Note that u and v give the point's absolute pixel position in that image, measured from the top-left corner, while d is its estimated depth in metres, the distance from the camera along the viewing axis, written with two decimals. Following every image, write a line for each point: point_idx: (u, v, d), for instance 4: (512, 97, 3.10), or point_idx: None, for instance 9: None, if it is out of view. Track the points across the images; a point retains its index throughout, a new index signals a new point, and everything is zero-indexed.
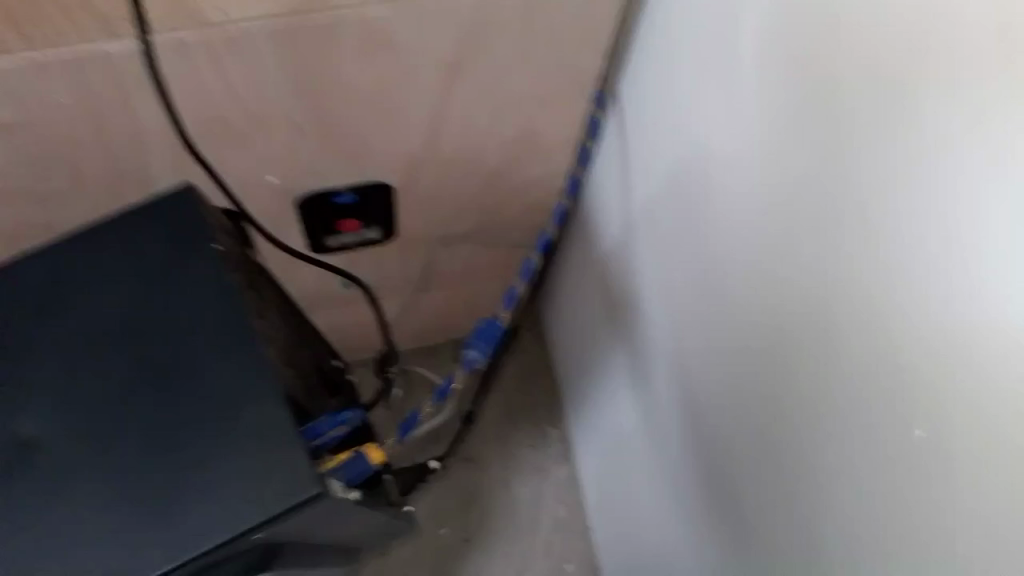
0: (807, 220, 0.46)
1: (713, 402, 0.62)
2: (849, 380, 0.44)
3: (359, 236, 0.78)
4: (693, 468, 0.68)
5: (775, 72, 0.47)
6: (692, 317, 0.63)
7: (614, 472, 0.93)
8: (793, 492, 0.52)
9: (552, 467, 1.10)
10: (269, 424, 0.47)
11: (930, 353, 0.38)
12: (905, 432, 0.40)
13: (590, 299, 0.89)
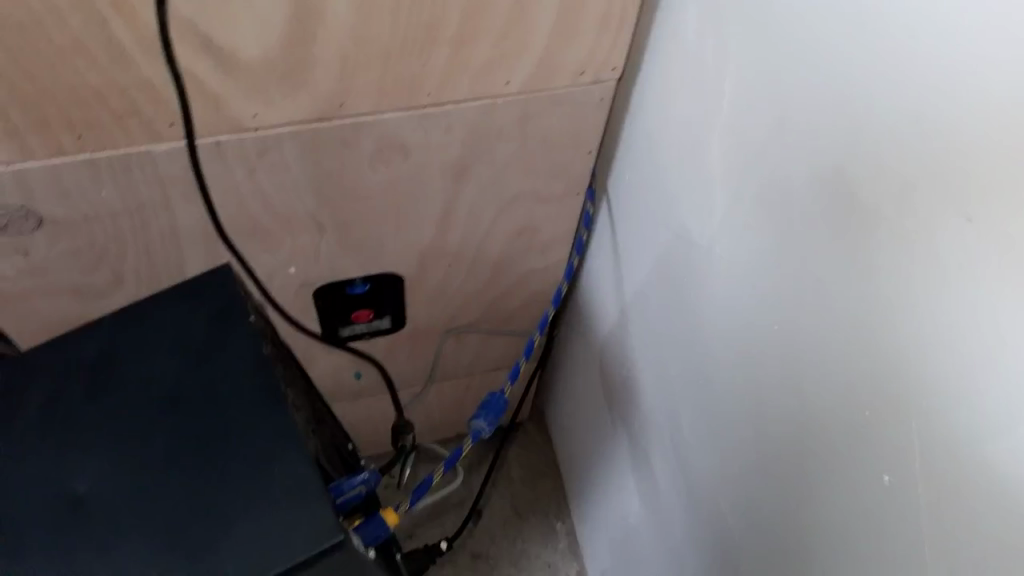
0: (778, 291, 0.52)
1: (709, 470, 0.66)
2: (829, 430, 0.49)
3: (370, 325, 0.83)
4: (700, 541, 0.71)
5: (741, 169, 0.54)
6: (685, 390, 0.68)
7: (619, 559, 0.95)
8: (787, 547, 0.56)
9: (560, 563, 1.12)
10: (297, 483, 0.51)
11: (892, 403, 0.43)
12: (877, 477, 0.45)
13: (588, 385, 0.94)
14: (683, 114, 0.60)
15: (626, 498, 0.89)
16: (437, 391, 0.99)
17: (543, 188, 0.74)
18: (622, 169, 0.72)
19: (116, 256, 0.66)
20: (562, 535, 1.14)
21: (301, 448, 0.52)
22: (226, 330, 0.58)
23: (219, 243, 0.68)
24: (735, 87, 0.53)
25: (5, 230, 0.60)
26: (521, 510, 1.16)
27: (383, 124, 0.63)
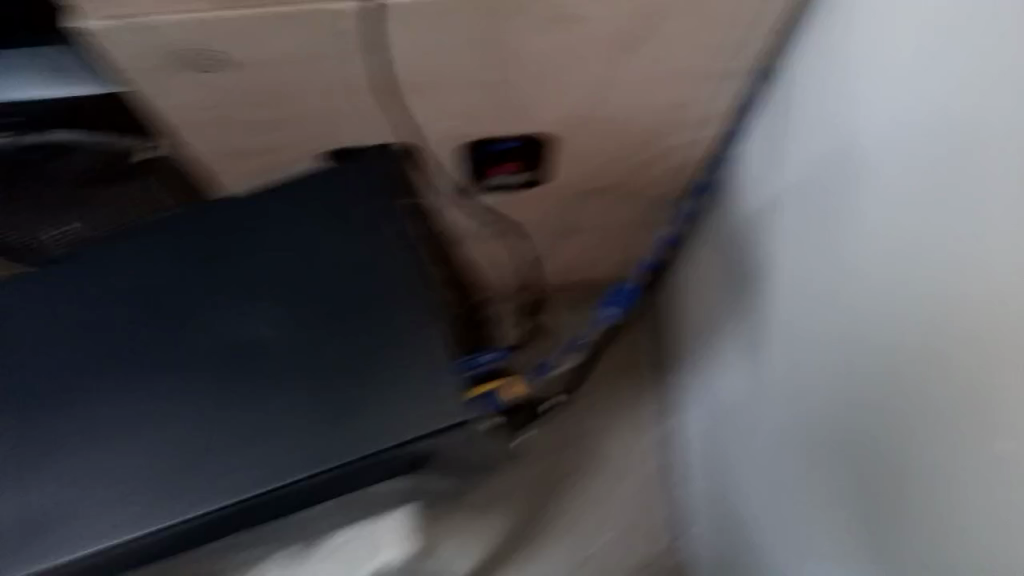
0: (935, 235, 0.49)
1: (822, 383, 0.67)
2: (949, 388, 0.47)
3: (515, 177, 0.85)
4: (796, 442, 0.73)
5: (929, 93, 0.49)
6: (816, 302, 0.67)
7: (715, 433, 0.99)
8: (880, 476, 0.57)
9: (652, 424, 1.20)
10: None
11: (1021, 385, 0.41)
12: (987, 446, 0.44)
13: (717, 266, 0.94)
14: (879, 15, 0.54)
15: (733, 383, 0.92)
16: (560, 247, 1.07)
17: (711, 65, 0.71)
18: (799, 57, 0.67)
19: (289, 96, 0.69)
20: (660, 392, 1.22)
21: None
22: None
23: (383, 94, 0.69)
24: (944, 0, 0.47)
25: (192, 68, 0.63)
26: (625, 367, 1.23)
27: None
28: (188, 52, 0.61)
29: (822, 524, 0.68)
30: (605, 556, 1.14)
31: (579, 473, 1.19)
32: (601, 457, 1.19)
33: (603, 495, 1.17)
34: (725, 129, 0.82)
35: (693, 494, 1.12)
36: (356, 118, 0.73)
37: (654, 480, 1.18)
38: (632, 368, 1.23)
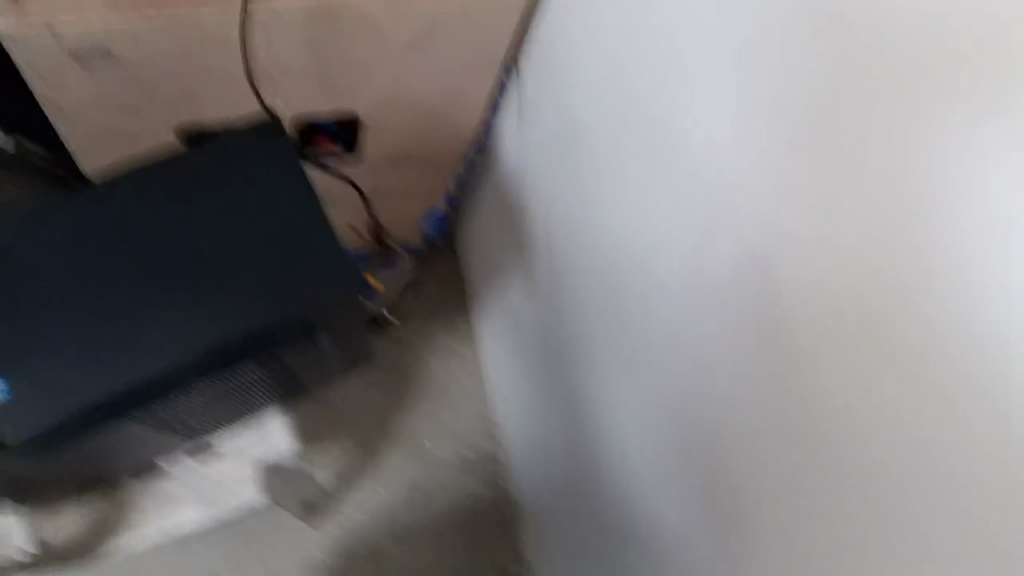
0: (677, 193, 0.67)
1: (574, 282, 0.96)
2: (668, 297, 0.73)
3: (332, 151, 1.10)
4: (562, 326, 1.04)
5: (694, 62, 0.62)
6: (563, 223, 0.95)
7: (509, 339, 1.30)
8: (613, 343, 0.88)
9: (461, 348, 1.50)
10: (323, 274, 0.72)
11: (734, 317, 0.62)
12: (694, 348, 0.69)
13: (494, 210, 1.22)
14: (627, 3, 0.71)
15: (513, 295, 1.23)
16: (383, 206, 1.30)
17: (476, 57, 0.98)
18: (538, 46, 0.93)
19: (160, 90, 0.89)
20: (464, 329, 1.51)
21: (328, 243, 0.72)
22: (274, 178, 0.73)
23: (235, 81, 0.91)
24: None
25: (86, 64, 0.82)
26: (434, 311, 1.50)
27: (364, 12, 0.85)
28: (81, 48, 0.80)
29: (596, 387, 0.96)
30: (434, 458, 1.43)
31: (405, 400, 1.45)
32: (422, 381, 1.47)
33: (427, 411, 1.45)
34: (490, 100, 1.10)
35: (502, 404, 1.41)
36: (209, 103, 0.94)
37: (468, 394, 1.48)
38: (439, 311, 1.50)
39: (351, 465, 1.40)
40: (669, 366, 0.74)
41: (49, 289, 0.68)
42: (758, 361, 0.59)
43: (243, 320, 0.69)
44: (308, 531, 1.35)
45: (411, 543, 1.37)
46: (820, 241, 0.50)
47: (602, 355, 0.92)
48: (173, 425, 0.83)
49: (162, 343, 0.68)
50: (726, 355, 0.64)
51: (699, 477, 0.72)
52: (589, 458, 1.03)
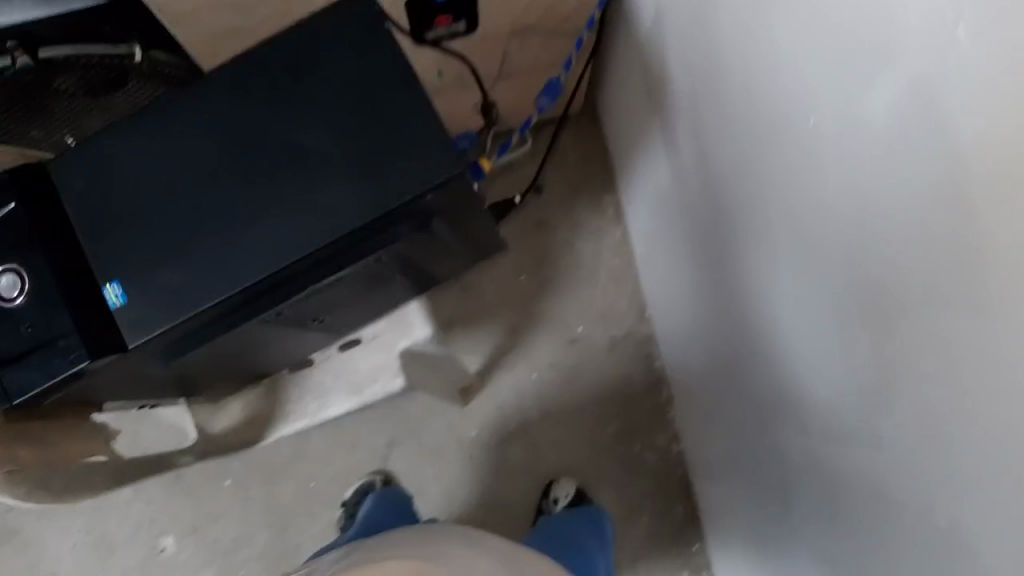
0: (824, 37, 0.59)
1: (718, 147, 0.86)
2: (826, 157, 0.63)
3: (450, 29, 0.99)
4: (708, 199, 0.95)
5: None
6: (702, 82, 0.85)
7: (656, 217, 1.22)
8: (765, 213, 0.78)
9: (608, 228, 1.43)
10: (426, 158, 0.65)
11: (901, 175, 0.54)
12: (856, 212, 0.61)
13: (633, 76, 1.12)
14: None
15: (656, 169, 1.14)
16: (503, 84, 1.19)
17: None
18: None
19: None
20: (609, 207, 1.44)
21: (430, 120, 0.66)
22: (369, 55, 0.66)
23: None
24: None
25: None
26: (575, 190, 1.44)
27: None
28: None
29: (749, 261, 0.87)
30: (583, 341, 1.41)
31: (552, 283, 1.42)
32: (569, 264, 1.43)
33: (575, 294, 1.42)
34: None
35: (651, 283, 1.35)
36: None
37: (617, 275, 1.43)
38: (581, 189, 1.44)
39: (499, 351, 1.41)
40: (826, 234, 0.67)
41: (152, 190, 0.66)
42: (928, 224, 0.52)
43: (349, 212, 0.66)
44: (465, 413, 1.40)
45: (562, 425, 1.40)
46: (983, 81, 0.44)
47: (753, 227, 0.83)
48: (308, 321, 0.84)
49: (262, 238, 0.66)
50: (890, 219, 0.56)
51: (865, 354, 0.66)
52: (743, 336, 0.96)
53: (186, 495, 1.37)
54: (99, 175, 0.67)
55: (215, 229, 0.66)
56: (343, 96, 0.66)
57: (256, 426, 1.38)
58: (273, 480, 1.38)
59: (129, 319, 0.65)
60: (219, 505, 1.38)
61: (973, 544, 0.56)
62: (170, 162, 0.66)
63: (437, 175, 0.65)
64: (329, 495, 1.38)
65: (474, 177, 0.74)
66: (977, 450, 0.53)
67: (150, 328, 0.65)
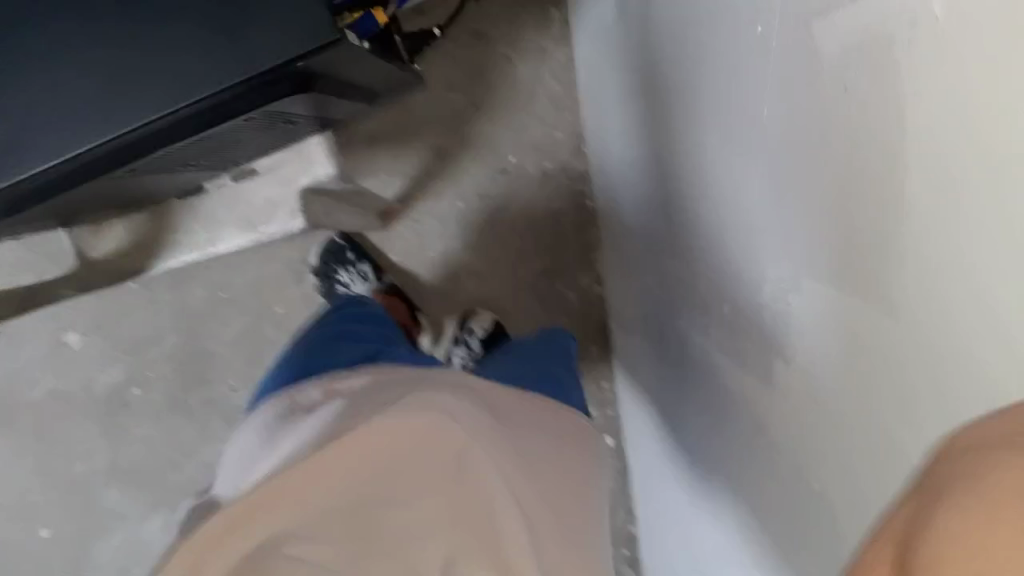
0: None
1: (663, 4, 0.75)
2: (755, 75, 0.55)
3: None
4: (648, 56, 0.85)
5: None
6: None
7: (598, 51, 1.12)
8: (694, 101, 0.70)
9: (552, 48, 1.30)
10: (298, 17, 0.57)
11: (812, 126, 0.47)
12: (769, 146, 0.54)
13: None
14: None
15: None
16: None
17: None
18: None
19: None
20: (557, 23, 1.29)
21: None
22: None
23: None
24: None
25: None
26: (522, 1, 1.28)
27: None
28: None
29: (673, 137, 0.80)
30: (514, 171, 1.33)
31: (488, 107, 1.32)
32: (507, 85, 1.31)
33: (510, 119, 1.32)
34: None
35: (589, 116, 1.26)
36: None
37: (556, 102, 1.32)
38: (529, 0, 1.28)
39: (424, 174, 1.33)
40: (750, 108, 0.57)
41: None
42: (847, 114, 0.42)
43: (197, 75, 0.57)
44: (386, 236, 1.35)
45: (484, 255, 1.36)
46: (908, 76, 0.36)
47: (683, 107, 0.75)
48: (183, 167, 0.76)
49: (88, 102, 0.57)
50: (800, 170, 0.50)
51: (772, 247, 0.58)
52: (665, 208, 0.91)
53: (89, 296, 1.33)
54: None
55: (32, 86, 0.56)
56: None
57: (152, 236, 1.29)
58: (182, 288, 1.34)
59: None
60: (126, 304, 1.33)
61: (816, 501, 0.57)
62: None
63: (311, 40, 0.57)
64: (240, 305, 1.35)
65: (363, 31, 0.67)
66: (843, 425, 0.50)
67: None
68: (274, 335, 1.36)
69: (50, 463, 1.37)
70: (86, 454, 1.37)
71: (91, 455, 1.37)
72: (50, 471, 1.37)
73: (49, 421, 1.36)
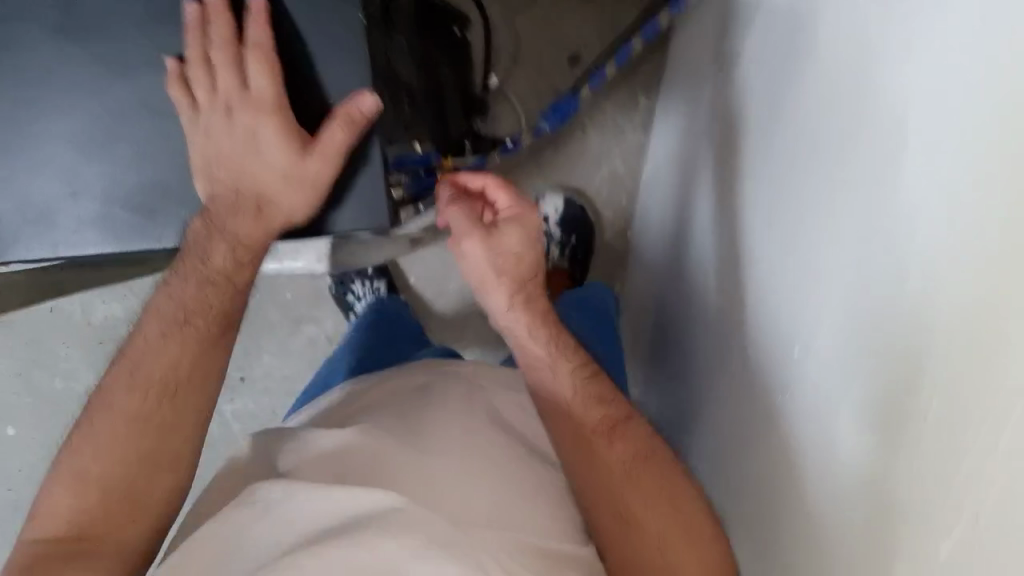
0: (762, 164, 0.67)
1: (702, 197, 0.87)
2: (739, 312, 0.68)
3: None
4: (690, 224, 0.92)
5: (811, 70, 0.58)
6: (719, 129, 0.83)
7: (661, 167, 1.15)
8: (703, 289, 0.82)
9: (629, 133, 1.27)
10: (360, 196, 0.57)
11: (763, 390, 0.61)
12: (734, 373, 0.68)
13: (708, 26, 0.94)
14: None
15: (669, 135, 1.13)
16: None
17: None
18: None
19: None
20: (641, 109, 1.26)
21: (372, 162, 0.56)
22: (332, 46, 0.54)
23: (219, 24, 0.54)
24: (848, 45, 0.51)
25: None
26: (614, 80, 1.25)
27: None
28: None
29: (687, 313, 0.90)
30: None
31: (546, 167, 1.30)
32: (573, 154, 1.28)
33: (566, 186, 1.30)
34: None
35: (642, 212, 1.24)
36: (216, 46, 0.54)
37: (615, 183, 1.30)
38: (620, 81, 1.25)
39: None
40: (802, 231, 0.56)
41: (51, 86, 0.56)
42: (828, 381, 0.50)
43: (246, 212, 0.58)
44: (410, 260, 1.33)
45: None
46: (826, 427, 0.50)
47: (694, 286, 0.87)
48: None
49: (127, 205, 0.58)
50: (751, 409, 0.64)
51: (778, 407, 0.58)
52: (661, 335, 1.03)
53: None
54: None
55: (81, 175, 0.57)
56: (288, 77, 0.55)
57: None
58: None
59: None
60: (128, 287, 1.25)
61: None
62: (66, 60, 0.56)
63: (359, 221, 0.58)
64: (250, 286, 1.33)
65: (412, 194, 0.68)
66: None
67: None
68: (274, 318, 1.33)
69: (14, 395, 1.30)
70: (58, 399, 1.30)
71: (59, 397, 1.29)
72: (10, 404, 1.30)
73: (25, 357, 1.29)
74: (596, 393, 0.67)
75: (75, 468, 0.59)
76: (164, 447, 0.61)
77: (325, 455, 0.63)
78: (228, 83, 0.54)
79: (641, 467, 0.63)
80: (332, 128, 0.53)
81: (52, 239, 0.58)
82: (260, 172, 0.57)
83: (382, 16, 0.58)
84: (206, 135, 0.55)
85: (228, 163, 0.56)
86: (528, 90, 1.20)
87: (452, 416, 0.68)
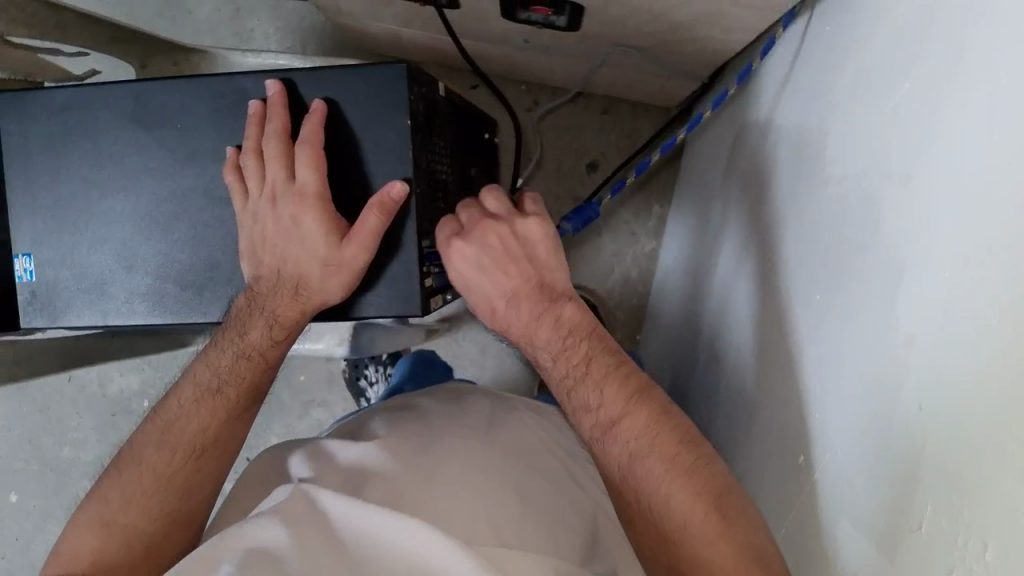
0: (776, 265, 0.71)
1: (717, 301, 0.90)
2: (757, 406, 0.71)
3: (547, 19, 0.85)
4: (704, 326, 0.95)
5: (823, 181, 0.62)
6: (734, 238, 0.87)
7: (671, 270, 1.19)
8: (719, 390, 0.85)
9: (642, 239, 1.33)
10: (395, 281, 0.61)
11: (782, 472, 0.63)
12: (753, 464, 0.70)
13: (721, 143, 1.00)
14: (829, 107, 0.64)
15: (679, 240, 1.18)
16: (607, 67, 1.08)
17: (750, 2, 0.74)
18: (828, 22, 0.68)
19: None
20: (655, 216, 1.32)
21: (408, 251, 0.60)
22: (380, 142, 0.58)
23: (275, 123, 0.58)
24: (860, 167, 0.56)
25: None
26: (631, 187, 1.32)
27: None
28: None
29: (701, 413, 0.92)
30: None
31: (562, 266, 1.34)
32: (588, 257, 1.33)
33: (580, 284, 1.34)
34: (775, 26, 0.82)
35: (653, 313, 1.28)
36: (269, 141, 0.58)
37: (629, 287, 1.34)
38: (637, 187, 1.31)
39: None
40: (815, 325, 0.59)
41: (120, 166, 0.61)
42: (841, 446, 0.52)
43: None
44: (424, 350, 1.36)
45: None
46: (840, 487, 0.52)
47: (710, 387, 0.89)
48: None
49: (179, 282, 0.62)
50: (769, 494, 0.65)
51: (795, 492, 0.60)
52: None
53: None
54: (66, 125, 0.61)
55: (138, 251, 0.62)
56: (337, 170, 0.60)
57: None
58: None
59: (24, 298, 0.63)
60: (148, 360, 1.28)
61: None
62: (136, 144, 0.61)
63: (392, 304, 0.61)
64: None
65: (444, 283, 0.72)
66: None
67: (40, 316, 0.63)
68: (287, 400, 1.35)
69: (22, 462, 1.31)
70: (65, 468, 1.31)
71: (66, 465, 1.30)
72: (16, 470, 1.31)
73: (39, 425, 1.30)
74: (586, 389, 0.61)
75: (100, 514, 0.61)
76: (183, 506, 0.62)
77: (346, 466, 0.65)
78: (277, 175, 0.58)
79: (634, 470, 0.58)
80: (368, 211, 0.56)
81: (109, 305, 0.63)
82: (303, 261, 0.59)
83: (426, 120, 0.63)
84: (254, 221, 0.59)
85: (271, 247, 0.59)
86: (548, 192, 1.27)
87: (465, 437, 0.69)
